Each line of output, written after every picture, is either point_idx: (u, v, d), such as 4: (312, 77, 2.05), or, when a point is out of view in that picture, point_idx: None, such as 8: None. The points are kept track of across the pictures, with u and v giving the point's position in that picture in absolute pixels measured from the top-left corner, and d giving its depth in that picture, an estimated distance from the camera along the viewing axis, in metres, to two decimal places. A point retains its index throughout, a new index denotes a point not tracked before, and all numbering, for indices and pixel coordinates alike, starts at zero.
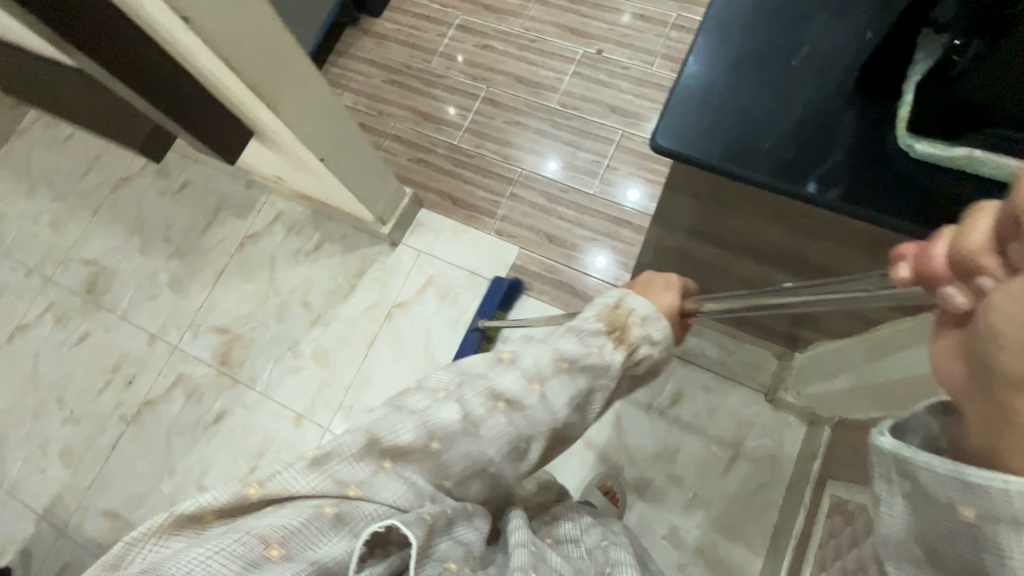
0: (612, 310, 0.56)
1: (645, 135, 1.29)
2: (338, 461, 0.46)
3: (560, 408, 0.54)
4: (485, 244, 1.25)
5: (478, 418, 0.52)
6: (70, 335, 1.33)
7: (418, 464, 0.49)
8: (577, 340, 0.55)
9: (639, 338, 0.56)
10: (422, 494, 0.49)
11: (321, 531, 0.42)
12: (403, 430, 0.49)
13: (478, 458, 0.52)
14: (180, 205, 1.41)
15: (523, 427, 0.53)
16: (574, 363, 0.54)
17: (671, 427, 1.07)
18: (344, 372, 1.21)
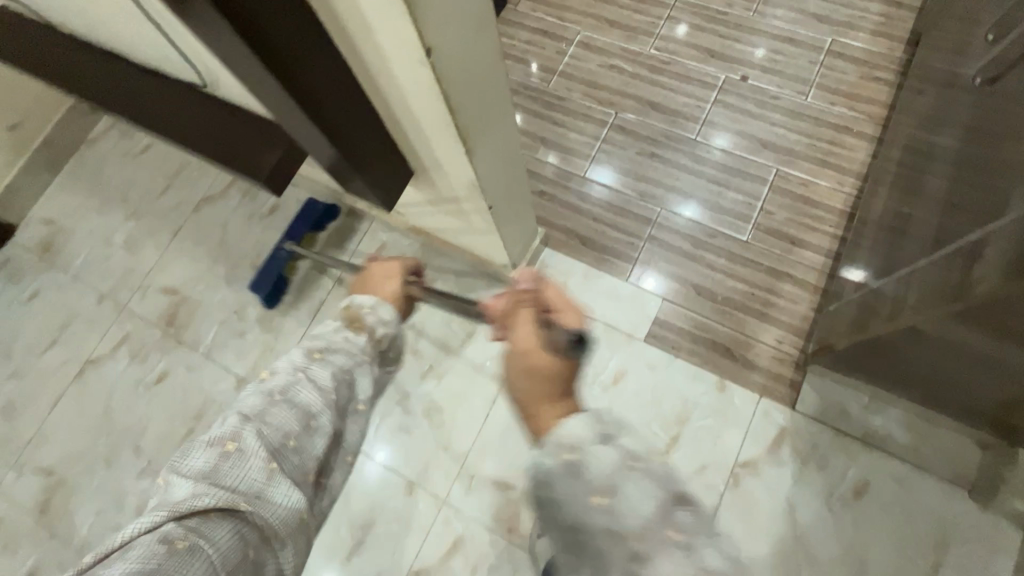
0: (347, 310, 0.66)
1: (803, 175, 1.14)
2: (170, 498, 0.47)
3: (326, 385, 0.57)
4: (623, 293, 1.11)
5: (261, 412, 0.53)
6: (148, 373, 1.20)
7: (233, 467, 0.49)
8: (319, 339, 0.61)
9: (373, 321, 0.65)
10: (246, 494, 0.48)
11: (176, 564, 0.43)
12: (202, 457, 0.50)
13: (283, 437, 0.52)
14: (269, 232, 1.28)
15: (302, 401, 0.55)
16: (315, 359, 0.58)
17: (857, 523, 0.92)
18: (462, 435, 1.06)
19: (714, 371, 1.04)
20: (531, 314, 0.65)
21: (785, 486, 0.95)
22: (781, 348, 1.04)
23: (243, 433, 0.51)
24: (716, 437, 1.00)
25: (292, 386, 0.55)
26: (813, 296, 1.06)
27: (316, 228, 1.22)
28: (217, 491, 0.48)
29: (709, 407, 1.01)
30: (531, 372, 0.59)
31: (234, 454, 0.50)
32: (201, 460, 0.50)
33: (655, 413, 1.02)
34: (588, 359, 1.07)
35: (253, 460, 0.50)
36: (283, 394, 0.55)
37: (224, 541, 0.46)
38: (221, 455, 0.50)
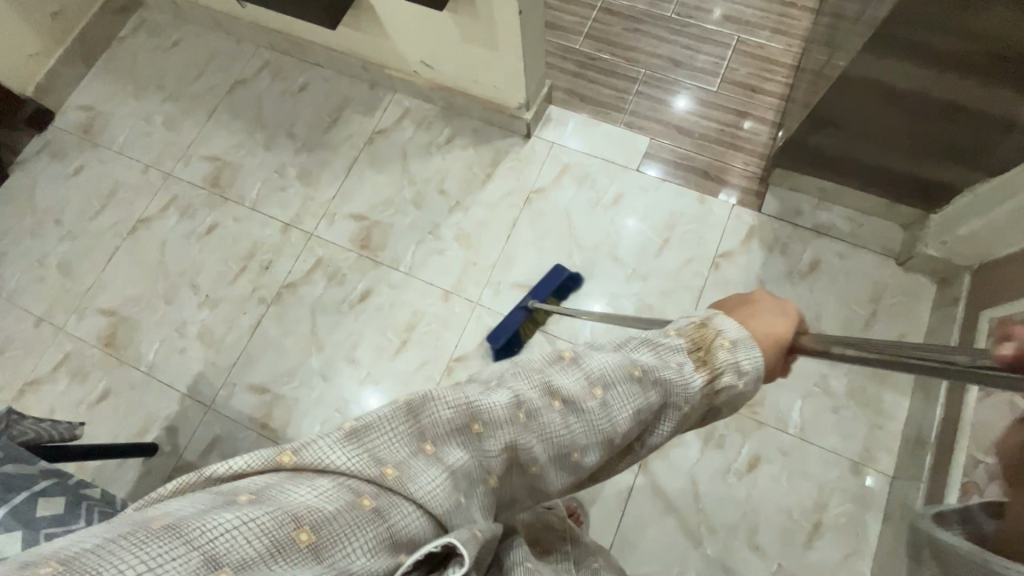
0: (699, 327, 0.48)
1: (759, 40, 1.39)
2: (385, 424, 0.39)
3: (620, 419, 0.45)
4: (618, 135, 1.32)
5: (535, 407, 0.43)
6: (198, 226, 1.34)
7: (462, 450, 0.41)
8: (651, 352, 0.47)
9: (725, 364, 0.46)
10: (458, 491, 0.40)
11: (356, 528, 0.35)
12: (448, 409, 0.41)
13: (559, 448, 0.44)
14: (302, 105, 1.43)
15: (543, 438, 0.43)
16: (647, 372, 0.45)
17: (811, 290, 1.16)
18: (488, 252, 1.25)
19: (695, 190, 1.26)
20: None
21: (755, 267, 1.19)
22: (748, 169, 1.27)
23: (542, 410, 0.43)
24: (699, 237, 1.21)
25: (586, 398, 0.44)
26: (772, 129, 1.30)
27: (558, 292, 1.19)
28: (431, 463, 0.39)
29: (693, 216, 1.23)
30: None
31: (478, 438, 0.41)
32: (449, 414, 0.41)
33: (649, 224, 1.24)
34: (592, 186, 1.28)
35: (484, 459, 0.41)
36: (562, 399, 0.44)
37: (412, 521, 0.38)
38: (458, 430, 0.41)
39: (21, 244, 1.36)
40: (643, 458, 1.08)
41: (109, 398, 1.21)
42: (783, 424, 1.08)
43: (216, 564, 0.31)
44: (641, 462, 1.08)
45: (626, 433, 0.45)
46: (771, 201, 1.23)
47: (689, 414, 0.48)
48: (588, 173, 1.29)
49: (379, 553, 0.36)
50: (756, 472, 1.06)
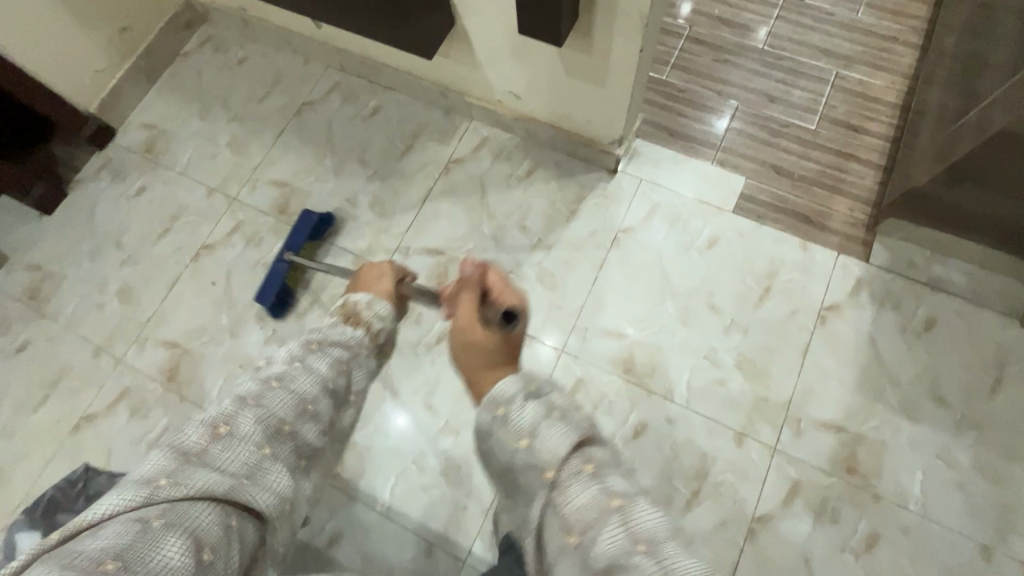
0: (343, 306, 0.72)
1: (859, 76, 1.31)
2: (139, 474, 0.50)
3: (325, 372, 0.62)
4: (710, 174, 1.25)
5: (257, 396, 0.57)
6: (265, 255, 1.27)
7: (224, 450, 0.52)
8: (317, 332, 0.67)
9: (371, 318, 0.71)
10: (235, 478, 0.51)
11: (152, 540, 0.44)
12: (191, 434, 0.52)
13: (296, 406, 0.58)
14: (374, 129, 1.37)
15: (249, 436, 0.54)
16: (321, 343, 0.65)
17: (928, 350, 1.07)
18: (574, 295, 1.17)
19: (796, 236, 1.18)
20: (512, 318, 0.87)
21: (867, 323, 1.10)
22: (854, 215, 1.19)
23: (237, 416, 0.55)
24: (803, 287, 1.14)
25: (292, 370, 0.60)
26: (877, 173, 1.22)
27: (315, 237, 1.25)
28: (198, 468, 0.50)
29: (795, 264, 1.15)
30: (493, 349, 0.76)
31: (226, 437, 0.53)
32: (196, 437, 0.52)
33: (748, 270, 1.16)
34: (684, 228, 1.20)
35: (243, 446, 0.53)
36: (280, 381, 0.59)
37: (202, 519, 0.47)
38: (209, 440, 0.52)
39: (80, 268, 1.30)
40: (749, 531, 0.99)
41: (170, 438, 1.14)
42: (904, 501, 0.99)
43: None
44: (746, 535, 0.99)
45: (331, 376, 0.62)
46: (880, 251, 1.15)
47: (366, 358, 0.68)
48: (680, 214, 1.22)
49: (181, 552, 0.45)
50: (876, 552, 0.97)
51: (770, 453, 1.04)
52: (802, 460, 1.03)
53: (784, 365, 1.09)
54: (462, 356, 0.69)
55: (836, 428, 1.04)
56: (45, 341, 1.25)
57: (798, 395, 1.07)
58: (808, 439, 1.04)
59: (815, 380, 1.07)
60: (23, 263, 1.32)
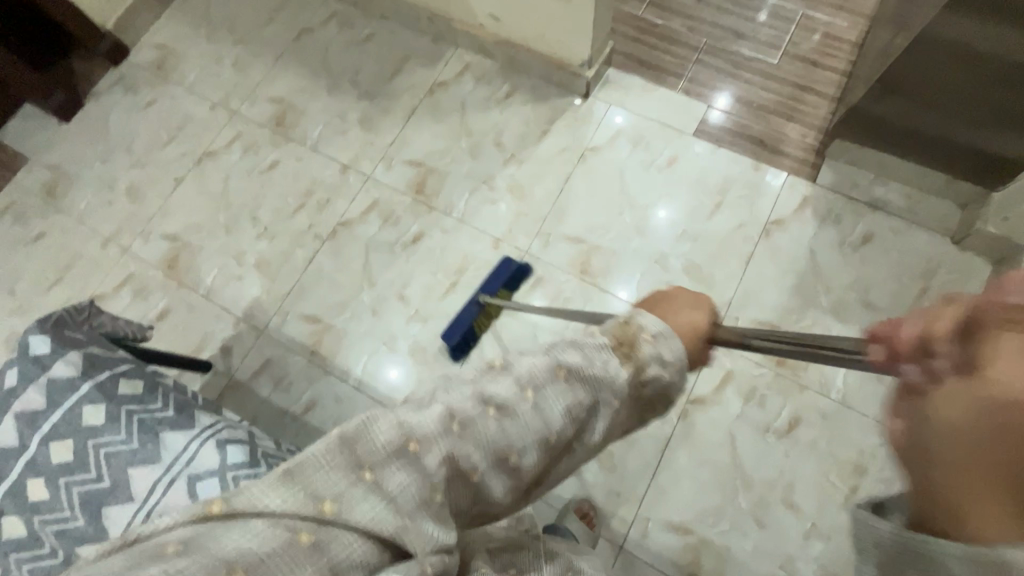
0: (622, 325, 0.51)
1: (823, 17, 1.39)
2: (303, 465, 0.43)
3: (552, 421, 0.48)
4: (675, 101, 1.34)
5: (461, 421, 0.47)
6: (261, 162, 1.38)
7: (398, 475, 0.44)
8: (559, 352, 0.50)
9: (649, 357, 0.50)
10: (402, 516, 0.43)
11: (293, 561, 0.40)
12: (379, 440, 0.44)
13: (495, 452, 0.47)
14: (367, 54, 1.47)
15: (429, 474, 0.44)
16: (573, 372, 0.49)
17: (861, 261, 1.16)
18: (541, 204, 1.27)
19: (750, 158, 1.27)
20: (934, 333, 0.39)
21: (807, 236, 1.19)
22: (806, 142, 1.27)
23: (431, 439, 0.45)
24: (751, 203, 1.23)
25: (519, 402, 0.48)
26: (831, 104, 1.30)
27: (510, 286, 1.20)
28: (368, 493, 0.43)
29: (746, 182, 1.24)
30: (960, 426, 0.34)
31: (410, 459, 0.44)
32: (377, 449, 0.44)
33: (702, 187, 1.25)
34: (646, 148, 1.29)
35: (418, 484, 0.44)
36: (499, 409, 0.48)
37: (353, 549, 0.42)
38: (394, 456, 0.44)
39: (93, 169, 1.43)
40: (683, 410, 1.09)
41: (168, 316, 1.27)
42: (826, 389, 1.08)
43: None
44: (680, 415, 1.09)
45: (558, 430, 0.48)
46: (826, 173, 1.23)
47: (620, 407, 0.50)
48: (644, 136, 1.31)
49: None
50: (796, 432, 1.06)
51: None
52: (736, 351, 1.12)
53: (727, 270, 1.18)
54: (925, 445, 0.36)
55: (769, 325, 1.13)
56: (59, 231, 1.37)
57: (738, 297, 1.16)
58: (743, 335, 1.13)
59: (754, 284, 1.17)
60: (41, 162, 1.44)
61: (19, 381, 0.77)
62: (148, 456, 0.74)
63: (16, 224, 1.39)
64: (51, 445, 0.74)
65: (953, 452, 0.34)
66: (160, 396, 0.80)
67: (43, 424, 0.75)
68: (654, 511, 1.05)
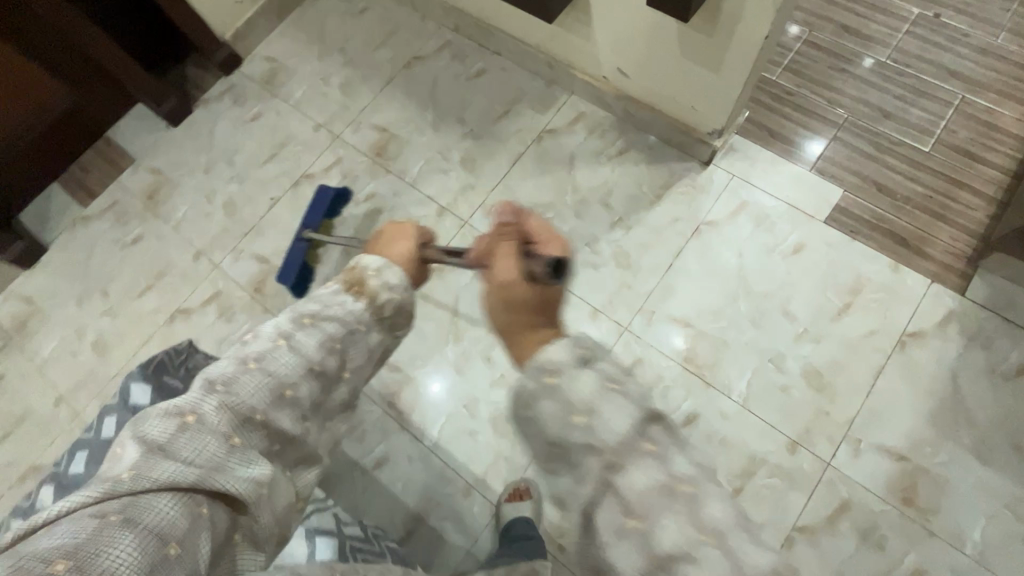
0: (351, 270, 0.71)
1: (988, 104, 1.24)
2: (109, 470, 0.49)
3: (312, 355, 0.62)
4: (807, 181, 1.22)
5: (227, 381, 0.56)
6: (357, 192, 1.35)
7: (192, 440, 0.51)
8: (312, 302, 0.67)
9: (377, 287, 0.69)
10: (202, 468, 0.50)
11: (109, 537, 0.44)
12: (153, 426, 0.51)
13: (271, 390, 0.57)
14: (476, 90, 1.41)
15: (215, 424, 0.53)
16: (315, 318, 0.64)
17: (1015, 396, 1.02)
18: (646, 277, 1.18)
19: (889, 256, 1.14)
20: (513, 247, 0.71)
21: (951, 357, 1.05)
22: (956, 246, 1.13)
23: (205, 403, 0.54)
24: (887, 309, 1.10)
25: (275, 349, 0.60)
26: (989, 207, 1.15)
27: (331, 216, 1.23)
28: (164, 459, 0.49)
29: (882, 285, 1.11)
30: (506, 292, 0.66)
31: (194, 425, 0.52)
32: (160, 429, 0.51)
33: (830, 283, 1.13)
34: (770, 230, 1.18)
35: (210, 437, 0.52)
36: (257, 362, 0.59)
37: (163, 511, 0.47)
38: (177, 426, 0.52)
39: (194, 177, 1.43)
40: (788, 538, 0.98)
41: None
42: (960, 542, 0.95)
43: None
44: (783, 542, 0.98)
45: (319, 358, 0.62)
46: (979, 287, 1.09)
47: (368, 330, 0.68)
48: (768, 216, 1.19)
49: (142, 549, 0.44)
50: None
51: (822, 467, 1.01)
52: (856, 480, 1.00)
53: (852, 382, 1.06)
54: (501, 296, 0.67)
55: (897, 456, 1.00)
56: (155, 237, 1.38)
57: (862, 416, 1.04)
58: (866, 461, 1.01)
59: (883, 404, 1.04)
60: (146, 165, 1.46)
61: (117, 432, 0.75)
62: None
63: (116, 224, 1.40)
64: None
65: (509, 313, 0.64)
66: None
67: None
68: None
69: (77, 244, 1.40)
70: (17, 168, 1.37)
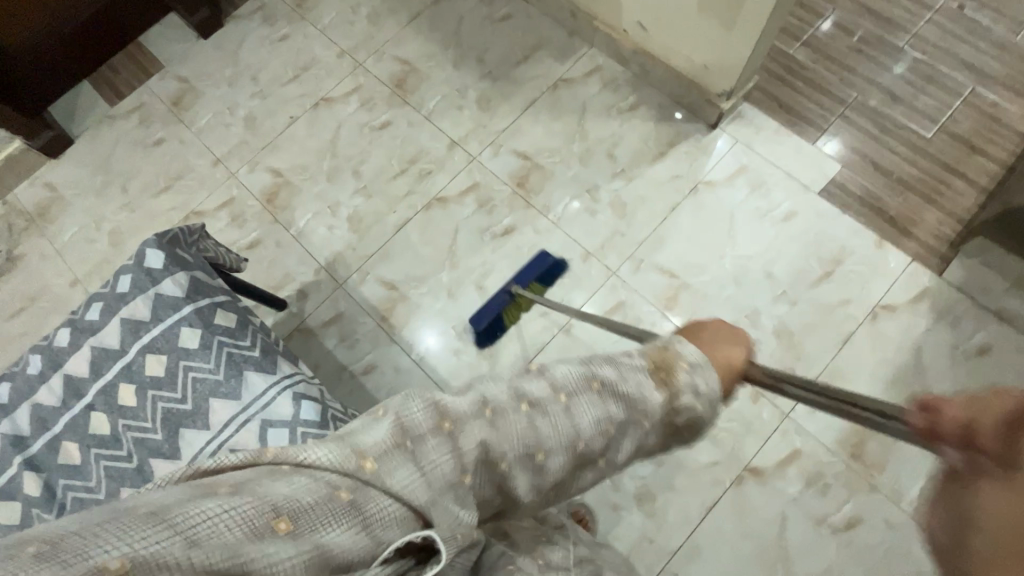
0: (660, 350, 0.52)
1: (996, 99, 1.26)
2: (352, 429, 0.44)
3: (584, 427, 0.48)
4: (807, 153, 1.25)
5: (499, 411, 0.47)
6: (373, 120, 1.39)
7: (435, 447, 0.44)
8: (603, 364, 0.50)
9: (685, 384, 0.50)
10: (434, 490, 0.43)
11: (334, 515, 0.39)
12: (418, 413, 0.45)
13: (527, 446, 0.47)
14: (499, 33, 1.44)
15: (467, 448, 0.45)
16: (607, 386, 0.49)
17: (972, 374, 1.07)
18: (640, 228, 1.23)
19: (875, 233, 1.18)
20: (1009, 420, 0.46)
21: (918, 331, 1.10)
22: (941, 230, 1.17)
23: (466, 423, 0.45)
24: (865, 282, 1.14)
25: (550, 402, 0.48)
26: (980, 196, 1.19)
27: (546, 278, 1.20)
28: (407, 460, 0.43)
29: (862, 258, 1.16)
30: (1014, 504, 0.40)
31: (448, 437, 0.45)
32: (418, 417, 0.45)
33: (814, 251, 1.17)
34: (764, 196, 1.22)
35: (453, 457, 0.44)
36: (531, 405, 0.48)
37: (380, 505, 0.41)
38: (433, 428, 0.45)
39: (218, 90, 1.47)
40: (738, 476, 1.05)
41: (258, 248, 1.31)
42: (898, 498, 1.01)
43: (208, 548, 0.34)
44: (734, 480, 1.05)
45: (586, 438, 0.48)
46: (956, 269, 1.13)
47: (649, 428, 0.50)
48: (765, 182, 1.23)
49: (354, 541, 0.40)
50: (855, 532, 1.00)
51: (780, 418, 1.07)
52: (810, 432, 1.06)
53: (821, 344, 1.11)
54: None
55: None
56: (176, 141, 1.43)
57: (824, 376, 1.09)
58: (822, 416, 1.07)
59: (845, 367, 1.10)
60: (173, 73, 1.51)
61: (130, 289, 0.81)
62: (231, 392, 0.77)
63: (140, 126, 1.46)
64: (149, 357, 0.77)
65: None
66: (249, 334, 0.81)
67: (143, 335, 0.79)
68: (685, 571, 1.01)
69: (101, 140, 1.45)
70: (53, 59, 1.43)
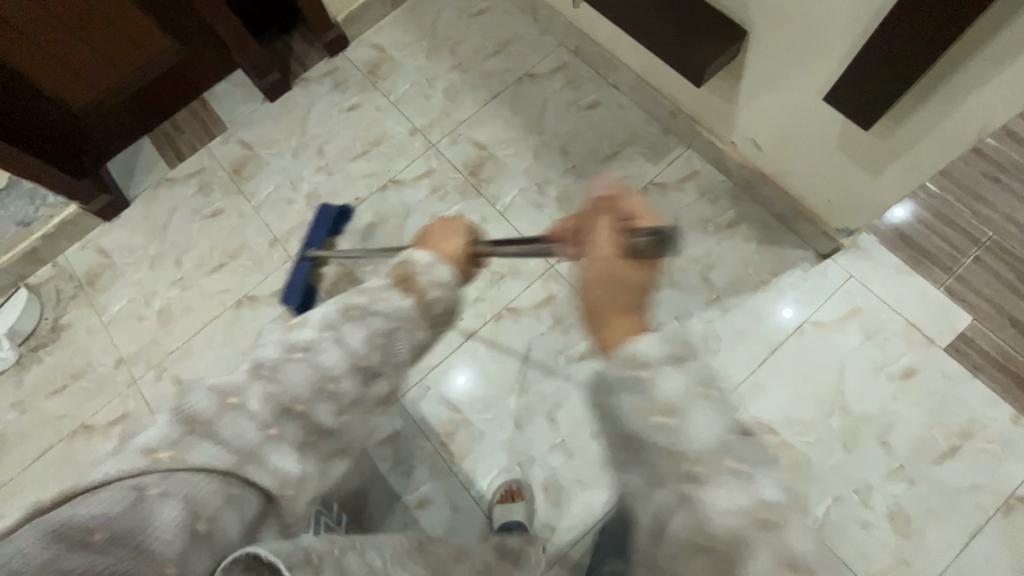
0: (398, 265, 0.60)
1: None
2: (147, 431, 0.45)
3: (357, 348, 0.52)
4: (934, 299, 1.10)
5: (272, 366, 0.49)
6: (444, 210, 1.29)
7: (227, 424, 0.46)
8: (362, 294, 0.56)
9: (425, 284, 0.59)
10: (243, 453, 0.46)
11: (144, 507, 0.41)
12: (197, 400, 0.46)
13: (257, 366, 0.49)
14: (586, 122, 1.32)
15: (258, 411, 0.47)
16: (360, 309, 0.54)
17: None
18: (735, 368, 1.10)
19: (1011, 406, 1.02)
20: (610, 221, 0.66)
21: None
22: None
23: (254, 387, 0.47)
24: (998, 465, 0.99)
25: (320, 341, 0.51)
26: None
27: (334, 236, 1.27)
28: (204, 438, 0.45)
29: (995, 436, 1.01)
30: (610, 277, 0.63)
31: (232, 408, 0.46)
32: (201, 404, 0.46)
33: (939, 420, 1.03)
34: (881, 346, 1.08)
35: (249, 420, 0.46)
36: (303, 351, 0.50)
37: (198, 489, 0.43)
38: (222, 403, 0.46)
39: (282, 160, 1.39)
40: None
41: None
42: None
43: None
44: None
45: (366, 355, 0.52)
46: None
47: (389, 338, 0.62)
48: (883, 329, 1.09)
49: (172, 530, 0.41)
50: None
51: None
52: None
53: (943, 537, 0.97)
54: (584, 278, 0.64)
55: None
56: (234, 215, 1.35)
57: None
58: None
59: (973, 569, 0.95)
60: (237, 137, 1.43)
61: None
62: None
63: (199, 193, 1.38)
64: None
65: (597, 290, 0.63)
66: None
67: None
68: None
69: (158, 205, 1.38)
70: (117, 117, 1.37)
